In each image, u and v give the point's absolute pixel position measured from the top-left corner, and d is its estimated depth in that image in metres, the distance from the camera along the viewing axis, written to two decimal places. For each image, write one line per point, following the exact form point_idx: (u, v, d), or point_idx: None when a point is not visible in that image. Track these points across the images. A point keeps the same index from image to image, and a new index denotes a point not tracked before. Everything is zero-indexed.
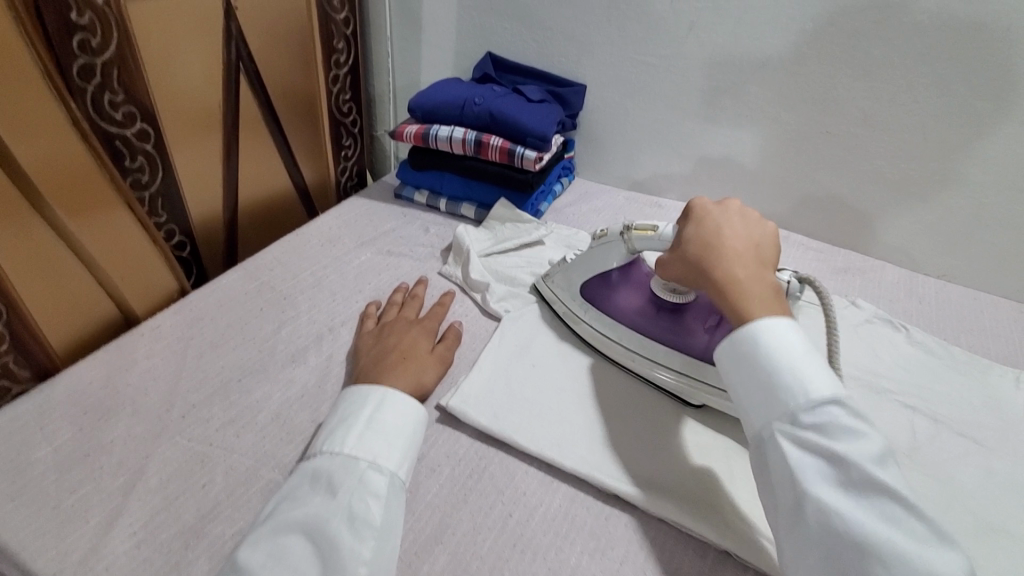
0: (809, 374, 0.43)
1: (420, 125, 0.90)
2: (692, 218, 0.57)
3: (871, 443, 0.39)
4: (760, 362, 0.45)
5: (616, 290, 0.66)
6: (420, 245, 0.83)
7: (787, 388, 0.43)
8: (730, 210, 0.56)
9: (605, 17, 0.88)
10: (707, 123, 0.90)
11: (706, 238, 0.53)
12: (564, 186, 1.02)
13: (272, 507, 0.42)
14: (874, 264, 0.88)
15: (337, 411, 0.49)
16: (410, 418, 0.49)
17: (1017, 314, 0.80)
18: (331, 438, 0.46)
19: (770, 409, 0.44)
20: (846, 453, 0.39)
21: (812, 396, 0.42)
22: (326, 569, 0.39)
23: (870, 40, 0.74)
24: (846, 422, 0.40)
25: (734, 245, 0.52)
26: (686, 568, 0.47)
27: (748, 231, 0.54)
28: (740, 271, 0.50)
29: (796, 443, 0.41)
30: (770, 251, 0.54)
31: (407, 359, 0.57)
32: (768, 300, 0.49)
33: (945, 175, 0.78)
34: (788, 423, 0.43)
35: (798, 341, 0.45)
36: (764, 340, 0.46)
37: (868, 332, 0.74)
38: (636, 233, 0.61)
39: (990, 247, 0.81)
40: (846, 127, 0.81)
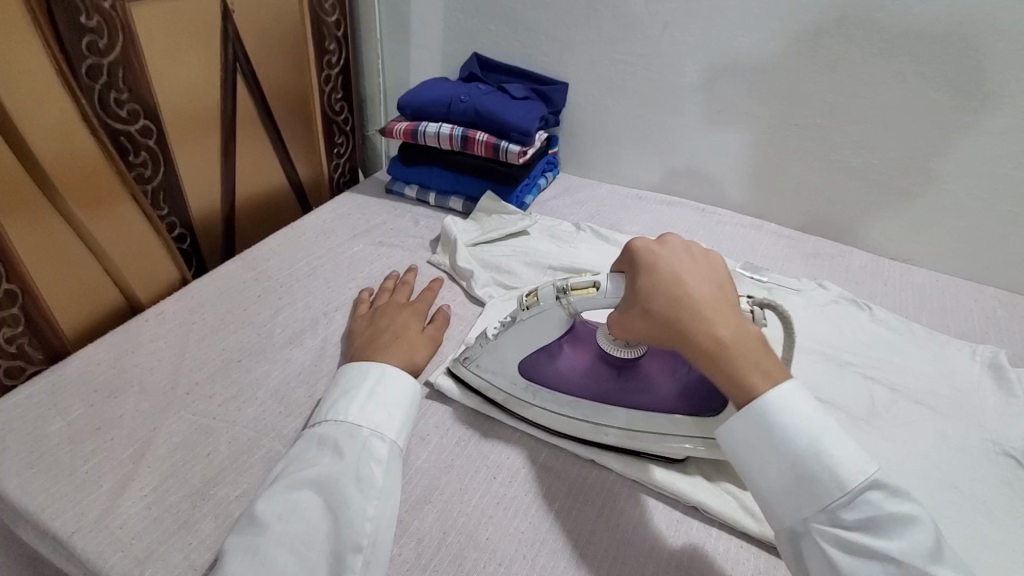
0: (838, 461, 0.41)
1: (409, 123, 0.94)
2: (645, 271, 0.49)
3: (918, 533, 0.39)
4: (786, 457, 0.43)
5: (561, 362, 0.56)
6: (411, 236, 0.87)
7: (823, 486, 0.41)
8: (678, 251, 0.50)
9: (585, 18, 0.94)
10: (684, 118, 0.96)
11: (675, 296, 0.47)
12: (548, 179, 1.07)
13: (283, 470, 0.47)
14: (844, 250, 0.95)
15: (338, 385, 0.54)
16: (407, 393, 0.53)
17: (974, 293, 0.87)
18: (335, 409, 0.50)
19: (806, 505, 0.42)
20: (903, 557, 0.38)
21: (850, 489, 0.40)
22: (336, 522, 0.43)
23: (830, 38, 0.82)
24: (891, 513, 0.39)
25: (708, 297, 0.46)
26: (656, 523, 0.51)
27: (703, 270, 0.49)
28: (726, 332, 0.45)
29: (841, 546, 0.40)
30: (730, 286, 0.50)
31: (396, 337, 0.61)
32: (759, 358, 0.45)
33: (906, 164, 0.86)
34: (829, 522, 0.41)
35: (816, 422, 0.43)
36: (786, 430, 0.43)
37: (834, 311, 0.78)
38: (576, 294, 0.52)
39: (946, 229, 0.88)
40: (811, 119, 0.88)
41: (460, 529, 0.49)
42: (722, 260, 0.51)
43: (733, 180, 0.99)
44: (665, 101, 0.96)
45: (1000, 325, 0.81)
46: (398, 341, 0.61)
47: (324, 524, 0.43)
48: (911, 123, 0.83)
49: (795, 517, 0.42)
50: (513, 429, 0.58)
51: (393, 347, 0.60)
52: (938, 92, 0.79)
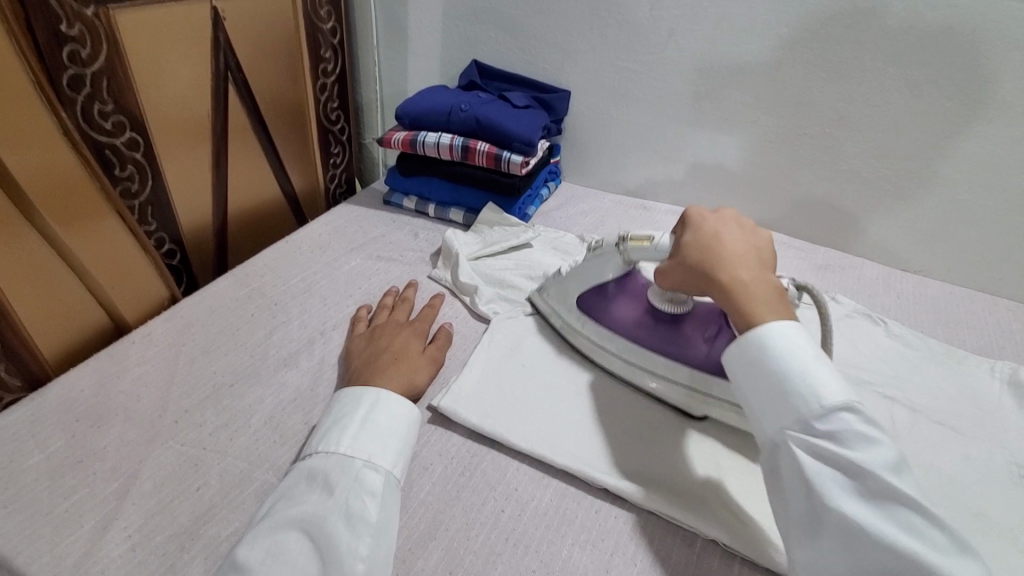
0: (819, 380, 0.43)
1: (407, 132, 0.92)
2: (690, 224, 0.56)
3: (885, 450, 0.39)
4: (767, 364, 0.45)
5: (613, 300, 0.63)
6: (410, 249, 0.85)
7: (797, 396, 0.43)
8: (726, 215, 0.56)
9: (588, 25, 0.92)
10: (690, 127, 0.94)
11: (706, 243, 0.53)
12: (550, 189, 1.04)
13: (269, 506, 0.44)
14: (854, 262, 0.93)
15: (331, 413, 0.50)
16: (403, 418, 0.50)
17: (988, 305, 0.85)
18: (327, 439, 0.47)
19: (782, 416, 0.43)
20: (862, 460, 0.38)
21: (824, 402, 0.42)
22: (325, 565, 0.40)
23: (840, 45, 0.80)
24: (860, 430, 0.40)
25: (735, 249, 0.51)
26: (675, 558, 0.48)
27: (744, 233, 0.54)
28: (742, 274, 0.49)
29: (810, 452, 0.41)
30: (768, 252, 0.53)
31: (397, 360, 0.58)
32: (771, 302, 0.48)
33: (917, 174, 0.84)
34: (800, 432, 0.42)
35: (808, 348, 0.44)
36: (776, 344, 0.45)
37: (849, 326, 0.76)
38: (631, 244, 0.59)
39: (959, 241, 0.86)
40: (820, 128, 0.86)
41: (467, 569, 0.46)
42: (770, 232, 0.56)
43: (738, 190, 0.97)
44: (670, 109, 0.94)
45: (1015, 339, 0.79)
46: (399, 364, 0.58)
47: (314, 567, 0.40)
48: (922, 132, 0.81)
49: (772, 428, 0.44)
50: (521, 456, 0.55)
51: (393, 370, 0.57)
52: (950, 101, 0.77)
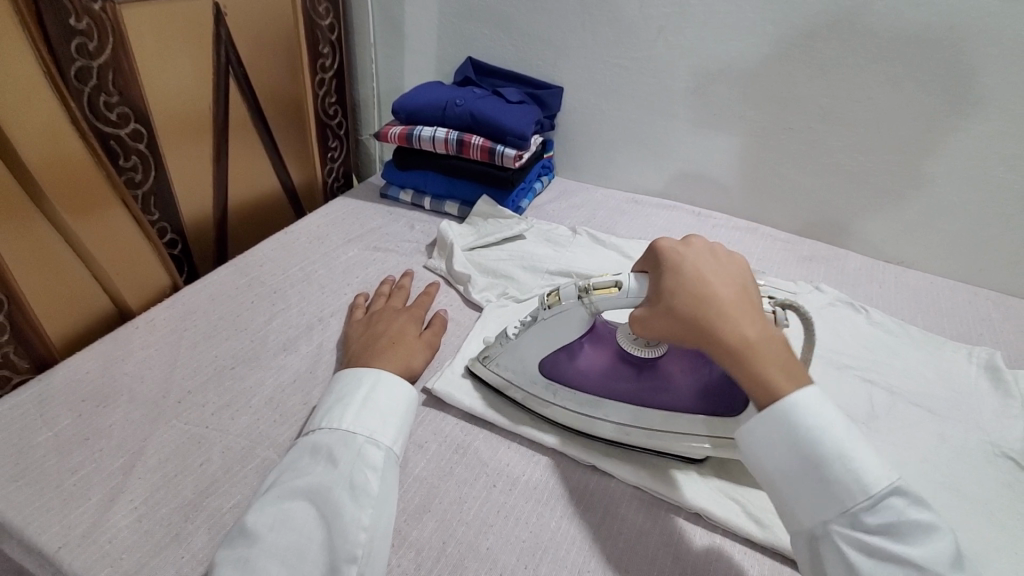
0: (864, 467, 0.41)
1: (404, 127, 0.94)
2: (669, 271, 0.50)
3: (934, 539, 0.39)
4: (805, 452, 0.42)
5: (580, 359, 0.57)
6: (406, 240, 0.87)
7: (845, 487, 0.41)
8: (701, 250, 0.51)
9: (580, 23, 0.94)
10: (680, 122, 0.96)
11: (703, 294, 0.47)
12: (544, 183, 1.06)
13: (275, 478, 0.46)
14: (838, 253, 0.95)
15: (332, 392, 0.52)
16: (402, 398, 0.52)
17: (967, 295, 0.88)
18: (329, 418, 0.49)
19: (827, 508, 0.41)
20: (924, 562, 0.38)
21: (873, 492, 0.40)
22: (330, 531, 0.42)
23: (824, 42, 0.82)
24: (914, 521, 0.40)
25: (733, 298, 0.47)
26: (659, 530, 0.50)
27: (728, 272, 0.50)
28: (753, 332, 0.45)
29: (861, 549, 0.40)
30: (753, 288, 0.50)
31: (394, 344, 0.60)
32: (785, 359, 0.45)
33: (899, 167, 0.86)
34: (847, 525, 0.41)
35: (840, 427, 0.43)
36: (812, 427, 0.43)
37: (831, 313, 0.78)
38: (598, 293, 0.53)
39: (940, 233, 0.89)
40: (806, 123, 0.89)
41: (460, 539, 0.48)
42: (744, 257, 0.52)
43: (727, 184, 0.99)
44: (660, 105, 0.96)
45: (994, 328, 0.81)
46: (395, 347, 0.60)
47: (318, 534, 0.42)
48: (903, 126, 0.83)
49: (813, 518, 0.42)
50: (513, 435, 0.58)
51: (389, 353, 0.59)
52: (931, 97, 0.80)
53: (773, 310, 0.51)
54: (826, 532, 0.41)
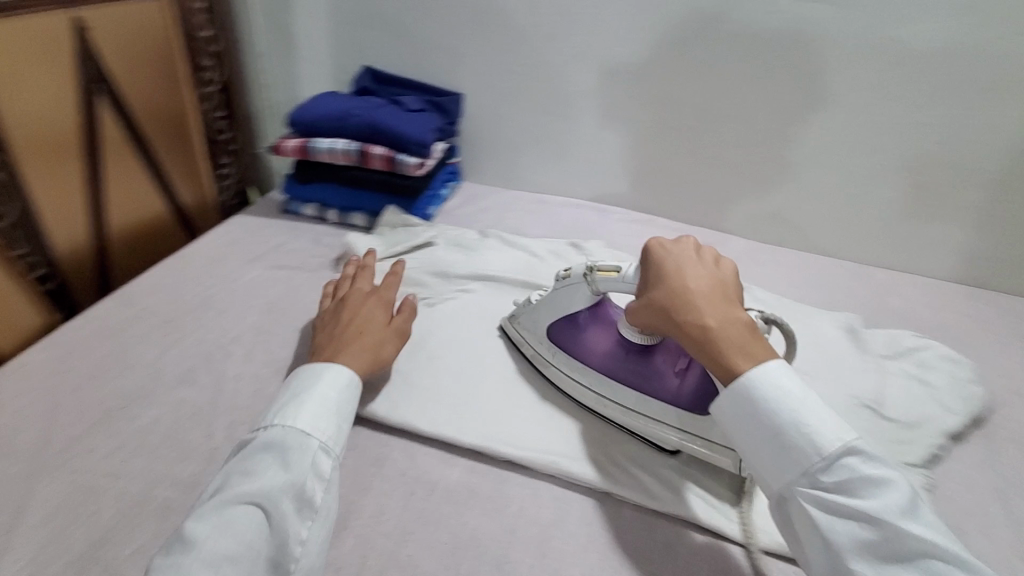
0: (814, 427, 0.44)
1: (301, 139, 0.91)
2: (652, 263, 0.55)
3: (897, 494, 0.41)
4: (760, 417, 0.46)
5: (585, 330, 0.62)
6: (311, 256, 0.85)
7: (801, 449, 0.44)
8: (687, 246, 0.56)
9: (473, 30, 0.97)
10: (574, 124, 1.02)
11: (674, 284, 0.52)
12: (451, 189, 1.08)
13: (223, 477, 0.45)
14: (724, 238, 1.03)
15: (287, 389, 0.51)
16: (345, 394, 0.52)
17: (833, 268, 0.98)
18: (279, 407, 0.49)
19: (789, 470, 0.45)
20: (874, 512, 0.40)
21: (827, 452, 0.43)
22: (271, 541, 0.41)
23: (695, 46, 0.90)
24: (866, 475, 0.42)
25: (702, 288, 0.51)
26: (572, 514, 0.53)
27: (705, 268, 0.53)
28: (712, 318, 0.49)
29: (820, 506, 0.43)
30: (734, 284, 0.54)
31: (362, 329, 0.60)
32: (745, 344, 0.49)
33: (768, 157, 0.96)
34: (807, 484, 0.44)
35: (796, 390, 0.46)
36: (764, 391, 0.46)
37: None
38: (600, 274, 0.58)
39: (808, 214, 0.99)
40: (686, 120, 0.96)
41: (379, 551, 0.48)
42: (733, 261, 0.56)
43: (622, 180, 1.05)
44: (556, 108, 1.01)
45: (855, 295, 0.92)
46: (362, 333, 0.60)
47: (259, 542, 0.41)
48: (769, 120, 0.92)
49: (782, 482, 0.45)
50: (430, 442, 0.58)
51: (358, 337, 0.59)
52: (787, 92, 0.89)
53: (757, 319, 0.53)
54: (793, 493, 0.44)
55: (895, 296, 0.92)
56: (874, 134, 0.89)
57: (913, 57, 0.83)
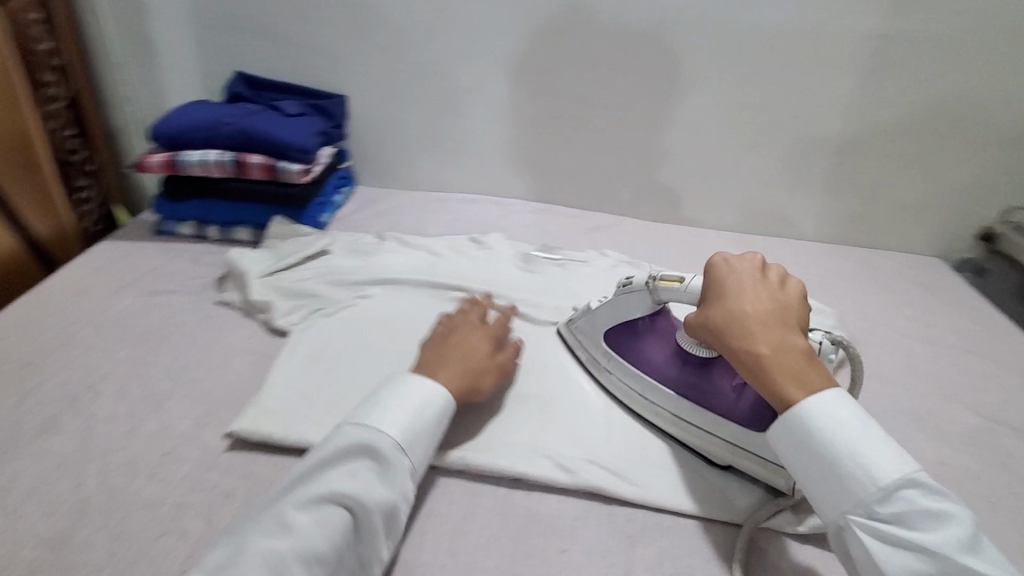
0: (872, 458, 0.44)
1: (167, 153, 0.85)
2: (712, 282, 0.55)
3: (956, 528, 0.41)
4: (815, 441, 0.47)
5: (643, 337, 0.64)
6: (191, 277, 0.79)
7: (858, 480, 0.44)
8: (751, 266, 0.55)
9: (349, 29, 0.95)
10: (463, 120, 1.02)
11: (733, 307, 0.52)
12: (344, 195, 1.04)
13: (329, 468, 0.45)
14: (617, 219, 1.07)
15: (393, 383, 0.53)
16: (439, 409, 0.52)
17: (717, 239, 1.05)
18: (395, 409, 0.50)
19: (844, 499, 0.45)
20: (931, 545, 0.41)
21: (884, 484, 0.43)
22: (358, 549, 0.44)
23: (569, 38, 0.93)
24: (924, 508, 0.42)
25: (760, 312, 0.51)
26: (481, 507, 0.54)
27: (768, 292, 0.53)
28: (766, 344, 0.50)
29: (877, 534, 0.43)
30: (796, 309, 0.53)
31: (464, 363, 0.58)
32: (799, 372, 0.49)
33: (648, 140, 1.01)
34: (863, 515, 0.44)
35: (850, 420, 0.46)
36: (819, 414, 0.47)
37: (615, 273, 0.89)
38: (662, 284, 0.59)
39: (690, 191, 1.05)
40: (569, 110, 0.99)
41: None
42: (801, 285, 0.55)
43: (516, 171, 1.07)
44: (443, 105, 1.01)
45: None
46: (460, 365, 0.57)
47: (347, 550, 0.43)
48: (645, 105, 0.97)
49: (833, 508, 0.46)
50: None
51: (451, 370, 0.56)
52: (657, 78, 0.95)
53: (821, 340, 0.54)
54: (847, 522, 0.45)
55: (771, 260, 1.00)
56: (737, 111, 0.97)
57: (759, 41, 0.91)
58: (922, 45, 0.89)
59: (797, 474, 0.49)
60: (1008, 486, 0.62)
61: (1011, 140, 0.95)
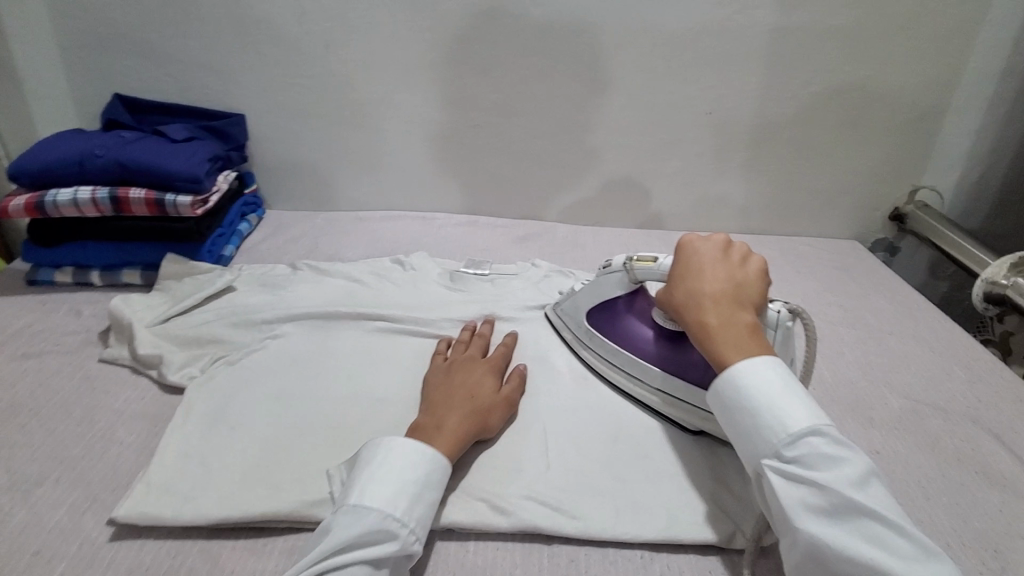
0: (786, 409, 0.45)
1: (31, 194, 0.75)
2: (678, 259, 0.58)
3: (851, 469, 0.42)
4: (737, 393, 0.48)
5: (620, 315, 0.68)
6: (70, 332, 0.70)
7: (772, 426, 0.45)
8: (715, 244, 0.57)
9: (239, 43, 0.88)
10: (375, 134, 0.96)
11: (689, 283, 0.54)
12: (253, 222, 0.96)
13: (352, 555, 0.44)
14: (547, 226, 1.05)
15: (395, 450, 0.50)
16: (438, 471, 0.50)
17: (647, 239, 1.05)
18: (413, 481, 0.48)
19: (757, 445, 0.46)
20: (823, 480, 0.42)
21: (792, 430, 0.44)
22: None
23: (477, 44, 0.89)
24: (824, 451, 0.43)
25: (713, 287, 0.53)
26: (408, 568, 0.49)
27: (729, 269, 0.55)
28: (714, 314, 0.51)
29: (779, 473, 0.44)
30: (756, 288, 0.54)
31: (472, 402, 0.58)
32: (741, 341, 0.50)
33: (570, 144, 0.98)
34: (771, 456, 0.45)
35: (772, 374, 0.47)
36: (743, 369, 0.48)
37: (547, 284, 0.86)
38: (638, 263, 0.63)
39: (616, 192, 1.04)
40: (486, 118, 0.95)
41: None
42: (767, 268, 0.56)
43: (438, 185, 1.02)
44: (352, 120, 0.95)
45: None
46: (468, 406, 0.57)
47: None
48: (562, 108, 0.95)
49: (752, 456, 0.47)
50: (238, 532, 0.50)
51: (460, 415, 0.56)
52: (573, 80, 0.93)
53: (778, 309, 0.54)
54: (760, 467, 0.46)
55: None
56: (655, 110, 0.96)
57: (669, 38, 0.90)
58: (823, 36, 0.91)
59: (723, 426, 0.50)
60: (935, 466, 0.63)
61: (909, 124, 0.99)
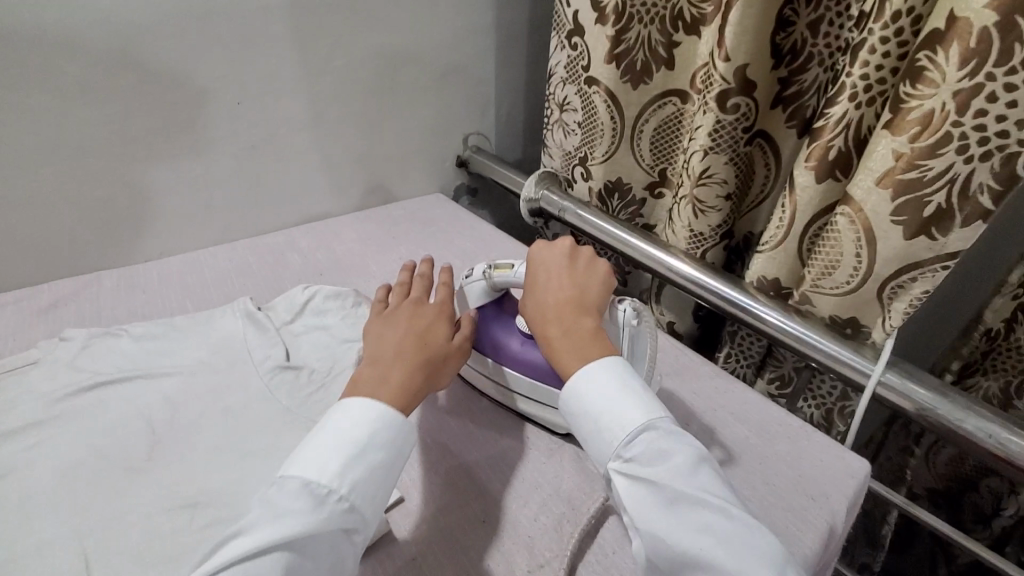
0: (621, 408, 0.52)
1: None
2: (528, 268, 0.64)
3: (682, 462, 0.49)
4: (581, 399, 0.54)
5: (487, 322, 0.70)
6: None
7: (609, 429, 0.52)
8: (562, 252, 0.63)
9: None
10: None
11: (537, 292, 0.61)
12: None
13: (269, 534, 0.42)
14: (86, 280, 0.85)
15: (338, 416, 0.50)
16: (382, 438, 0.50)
17: (231, 255, 0.95)
18: (349, 441, 0.48)
19: (605, 451, 0.52)
20: (654, 475, 0.48)
21: (630, 430, 0.51)
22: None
23: None
24: (654, 445, 0.50)
25: (555, 298, 0.60)
26: None
27: (572, 280, 0.61)
28: (556, 328, 0.59)
29: (623, 475, 0.50)
30: (601, 295, 0.61)
31: (424, 353, 0.58)
32: (582, 349, 0.57)
33: (72, 171, 0.78)
34: (617, 460, 0.51)
35: (609, 378, 0.54)
36: (584, 373, 0.55)
37: (84, 359, 0.66)
38: (497, 272, 0.67)
39: (175, 212, 0.89)
40: None
41: None
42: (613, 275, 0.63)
43: None
44: None
45: (253, 274, 0.91)
46: (423, 356, 0.57)
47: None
48: (35, 132, 0.73)
49: (587, 441, 0.54)
50: None
51: (413, 377, 0.55)
52: (35, 94, 0.71)
53: (623, 309, 0.62)
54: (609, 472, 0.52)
55: (289, 254, 0.96)
56: (177, 114, 0.82)
57: (148, 26, 0.75)
58: (330, 9, 0.90)
59: (581, 439, 0.55)
60: None
61: (443, 80, 1.10)
